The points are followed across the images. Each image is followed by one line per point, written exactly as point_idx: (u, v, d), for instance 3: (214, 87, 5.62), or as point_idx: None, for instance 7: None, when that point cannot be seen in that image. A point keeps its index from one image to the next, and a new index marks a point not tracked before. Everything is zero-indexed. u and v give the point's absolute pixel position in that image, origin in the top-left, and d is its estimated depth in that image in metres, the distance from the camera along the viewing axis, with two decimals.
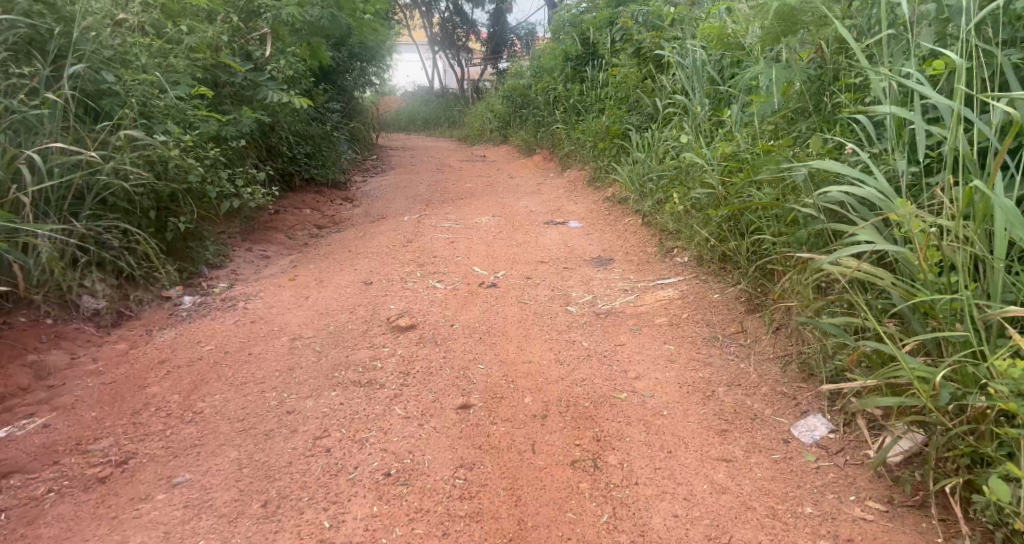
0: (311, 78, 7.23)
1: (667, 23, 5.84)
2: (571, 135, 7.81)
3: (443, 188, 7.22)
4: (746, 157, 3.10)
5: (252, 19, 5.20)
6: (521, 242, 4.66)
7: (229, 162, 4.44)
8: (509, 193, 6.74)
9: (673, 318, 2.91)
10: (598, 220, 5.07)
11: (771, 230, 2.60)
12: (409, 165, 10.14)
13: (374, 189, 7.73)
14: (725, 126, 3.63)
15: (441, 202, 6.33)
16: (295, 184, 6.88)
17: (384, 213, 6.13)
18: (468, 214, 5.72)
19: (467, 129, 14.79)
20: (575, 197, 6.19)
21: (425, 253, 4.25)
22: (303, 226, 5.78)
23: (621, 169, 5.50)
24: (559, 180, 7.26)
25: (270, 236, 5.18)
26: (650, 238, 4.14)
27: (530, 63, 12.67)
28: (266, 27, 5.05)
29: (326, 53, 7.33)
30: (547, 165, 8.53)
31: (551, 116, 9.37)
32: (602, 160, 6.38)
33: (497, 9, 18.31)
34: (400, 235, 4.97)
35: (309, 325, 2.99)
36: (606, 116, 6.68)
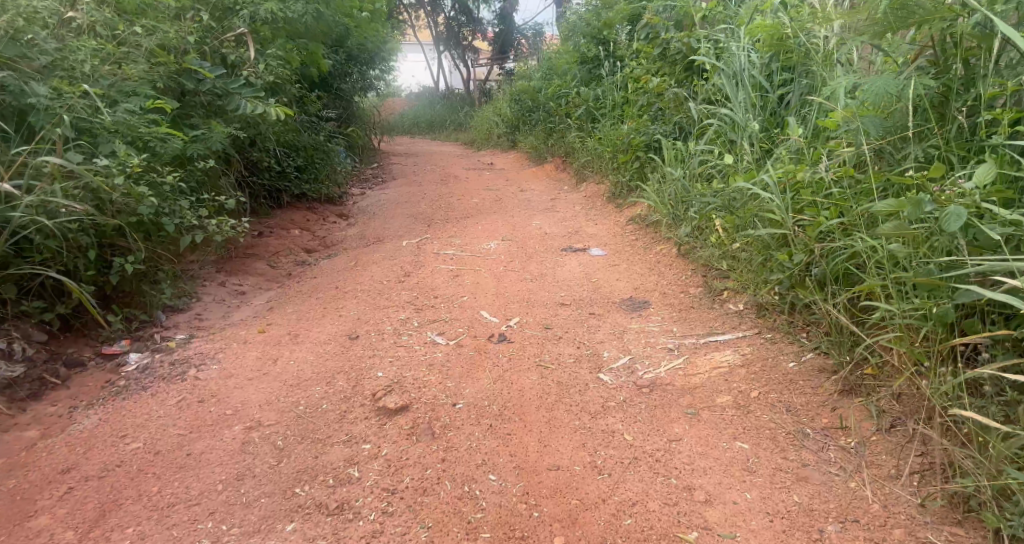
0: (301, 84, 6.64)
1: (697, 20, 5.23)
2: (586, 145, 7.18)
3: (447, 203, 6.60)
4: (830, 189, 2.47)
5: (227, 18, 4.63)
6: (535, 274, 4.03)
7: (196, 185, 3.82)
8: (520, 211, 6.12)
9: (740, 399, 2.26)
10: (622, 247, 4.43)
11: (887, 289, 1.99)
12: (411, 174, 9.52)
13: (372, 203, 7.10)
14: (787, 146, 3.00)
15: (446, 223, 5.71)
16: (284, 201, 6.26)
17: (381, 236, 5.51)
18: (474, 237, 5.10)
19: (473, 133, 14.17)
20: (594, 216, 5.56)
21: (424, 294, 3.63)
22: (289, 252, 5.16)
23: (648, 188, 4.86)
24: (574, 195, 6.63)
25: (249, 266, 4.57)
26: (690, 276, 3.49)
27: (540, 65, 12.04)
28: (243, 27, 4.47)
29: (318, 57, 6.75)
30: (559, 176, 7.90)
31: (563, 123, 8.75)
32: (623, 175, 5.74)
33: (503, 9, 17.75)
34: (398, 266, 4.35)
35: (273, 404, 2.36)
36: (627, 124, 6.04)
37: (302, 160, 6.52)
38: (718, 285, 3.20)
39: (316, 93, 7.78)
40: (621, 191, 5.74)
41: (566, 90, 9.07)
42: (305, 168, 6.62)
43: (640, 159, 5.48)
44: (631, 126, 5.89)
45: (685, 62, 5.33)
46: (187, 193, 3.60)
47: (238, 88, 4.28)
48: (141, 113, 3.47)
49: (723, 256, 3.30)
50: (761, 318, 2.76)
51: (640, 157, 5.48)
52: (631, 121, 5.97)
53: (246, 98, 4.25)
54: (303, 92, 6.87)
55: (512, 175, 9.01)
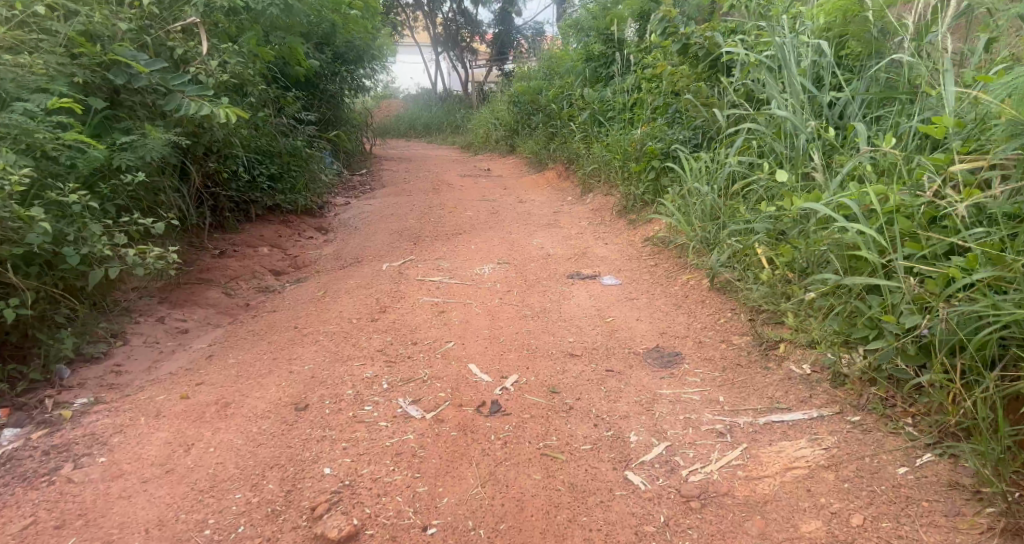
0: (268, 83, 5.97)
1: (723, 11, 4.59)
2: (593, 153, 6.50)
3: (437, 217, 5.93)
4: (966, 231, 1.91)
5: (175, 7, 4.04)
6: (537, 311, 3.36)
7: (124, 204, 3.13)
8: (519, 227, 5.44)
9: (837, 531, 1.65)
10: (638, 276, 3.75)
11: None
12: (402, 182, 8.85)
13: (355, 216, 6.43)
14: (866, 170, 2.41)
15: (435, 241, 5.03)
16: (251, 214, 5.61)
17: (361, 255, 4.84)
18: (466, 259, 4.42)
19: (470, 137, 13.52)
20: (603, 234, 4.89)
21: (400, 339, 2.96)
22: (252, 276, 4.48)
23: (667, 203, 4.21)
24: (580, 208, 5.96)
25: (201, 295, 3.89)
26: (729, 319, 2.82)
27: (540, 65, 11.39)
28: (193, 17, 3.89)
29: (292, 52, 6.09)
30: (562, 185, 7.23)
31: (565, 126, 8.07)
32: (636, 187, 5.07)
33: (502, 9, 17.16)
34: (373, 297, 3.67)
35: (168, 525, 1.74)
36: (641, 130, 5.39)
37: (271, 168, 5.90)
38: (771, 335, 2.53)
39: (294, 95, 7.17)
40: (634, 205, 5.06)
41: (569, 92, 8.40)
42: (275, 177, 5.99)
43: (656, 169, 4.82)
44: (646, 132, 5.23)
45: (707, 58, 4.66)
46: (105, 216, 2.93)
47: (181, 85, 3.60)
48: (47, 116, 2.77)
49: (776, 297, 2.65)
50: (838, 387, 2.12)
51: (656, 166, 4.81)
52: (647, 127, 5.32)
53: (193, 96, 3.57)
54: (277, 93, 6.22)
55: (510, 182, 8.34)
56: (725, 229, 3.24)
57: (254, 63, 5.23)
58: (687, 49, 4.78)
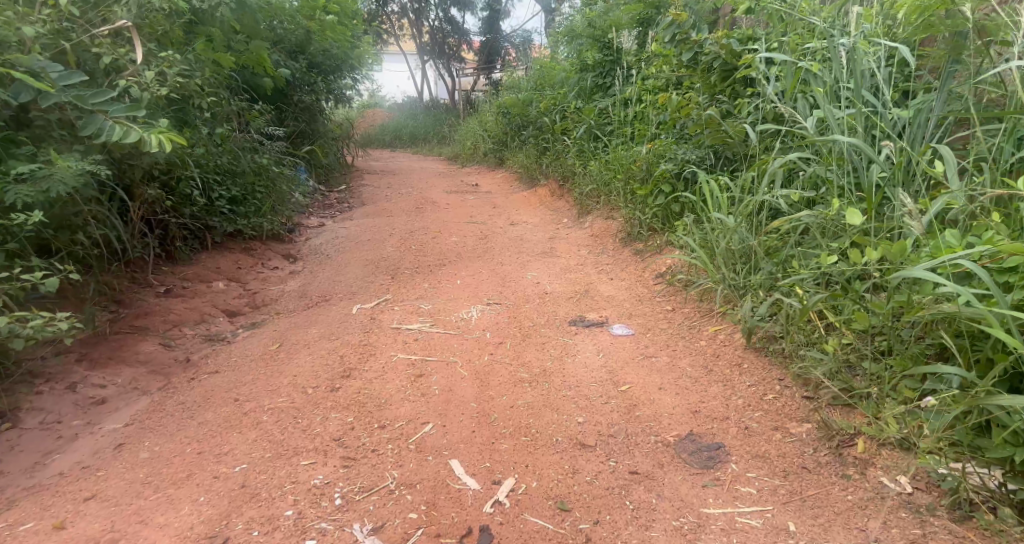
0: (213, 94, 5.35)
1: (741, 14, 4.07)
2: (591, 171, 5.93)
3: (419, 243, 5.33)
4: None
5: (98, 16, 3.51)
6: (536, 374, 2.77)
7: (12, 250, 2.62)
8: (510, 257, 4.87)
9: None
10: (653, 325, 3.17)
11: None
12: (384, 200, 8.25)
13: (329, 242, 5.82)
14: (966, 221, 2.02)
15: (416, 276, 4.44)
16: (208, 243, 5.09)
17: (330, 292, 4.23)
18: (450, 300, 3.84)
19: (457, 147, 12.93)
20: (607, 267, 4.33)
21: (364, 421, 2.34)
22: (201, 321, 3.88)
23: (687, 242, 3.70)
24: (577, 233, 5.38)
25: (131, 350, 3.27)
26: (783, 395, 2.26)
27: (529, 75, 10.81)
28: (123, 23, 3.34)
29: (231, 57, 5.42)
30: (557, 205, 6.67)
31: (559, 140, 7.49)
32: (645, 212, 4.52)
33: (491, 16, 16.61)
34: (337, 354, 3.04)
35: None
36: (647, 149, 4.84)
37: (230, 191, 5.41)
38: (844, 424, 2.06)
39: (257, 109, 6.62)
40: (641, 232, 4.51)
41: (562, 104, 7.83)
42: (236, 201, 5.50)
43: (668, 193, 4.28)
44: (653, 150, 4.69)
45: (721, 67, 4.12)
46: None
47: (103, 105, 3.04)
48: None
49: (838, 369, 2.17)
50: (963, 527, 1.75)
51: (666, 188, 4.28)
52: (655, 144, 4.77)
53: (118, 119, 3.03)
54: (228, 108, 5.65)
55: (499, 200, 7.76)
56: (764, 273, 2.73)
57: (202, 71, 4.65)
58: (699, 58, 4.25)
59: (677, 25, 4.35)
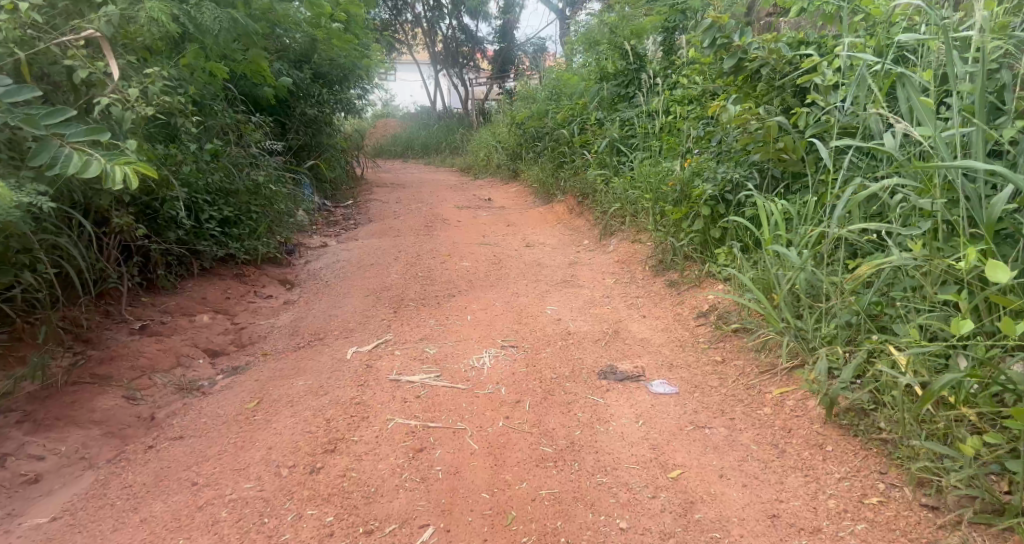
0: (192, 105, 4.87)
1: (796, 12, 3.55)
2: (615, 188, 5.43)
3: (427, 269, 4.85)
4: None
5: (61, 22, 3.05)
6: (562, 448, 2.27)
7: None
8: (527, 286, 4.36)
9: None
10: (702, 383, 2.65)
11: None
12: (392, 217, 7.77)
13: (329, 266, 5.36)
14: None
15: (421, 311, 3.95)
16: (195, 269, 4.66)
17: (325, 330, 3.76)
18: (459, 344, 3.35)
19: (469, 158, 12.49)
20: (636, 300, 3.82)
21: (347, 524, 1.94)
22: (178, 366, 3.39)
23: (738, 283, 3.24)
24: (601, 258, 4.88)
25: (86, 407, 2.76)
26: (892, 502, 1.85)
27: (544, 84, 10.35)
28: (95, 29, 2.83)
29: (218, 66, 4.91)
30: (577, 224, 6.17)
31: (577, 153, 7.00)
32: (680, 238, 4.03)
33: (504, 24, 16.26)
34: (323, 415, 2.56)
35: None
36: (681, 168, 4.34)
37: (221, 211, 4.96)
38: None
39: (254, 122, 6.17)
40: (677, 260, 4.03)
41: (581, 114, 7.34)
42: (228, 222, 5.06)
43: (706, 217, 3.79)
44: (688, 168, 4.21)
45: (769, 74, 3.60)
46: None
47: (62, 130, 2.63)
48: None
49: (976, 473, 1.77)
50: None
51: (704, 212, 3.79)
52: (690, 161, 4.27)
53: (75, 143, 2.65)
54: (214, 121, 5.25)
55: (513, 216, 7.28)
56: (842, 324, 2.33)
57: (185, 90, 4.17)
58: (743, 66, 3.70)
59: (717, 28, 3.80)
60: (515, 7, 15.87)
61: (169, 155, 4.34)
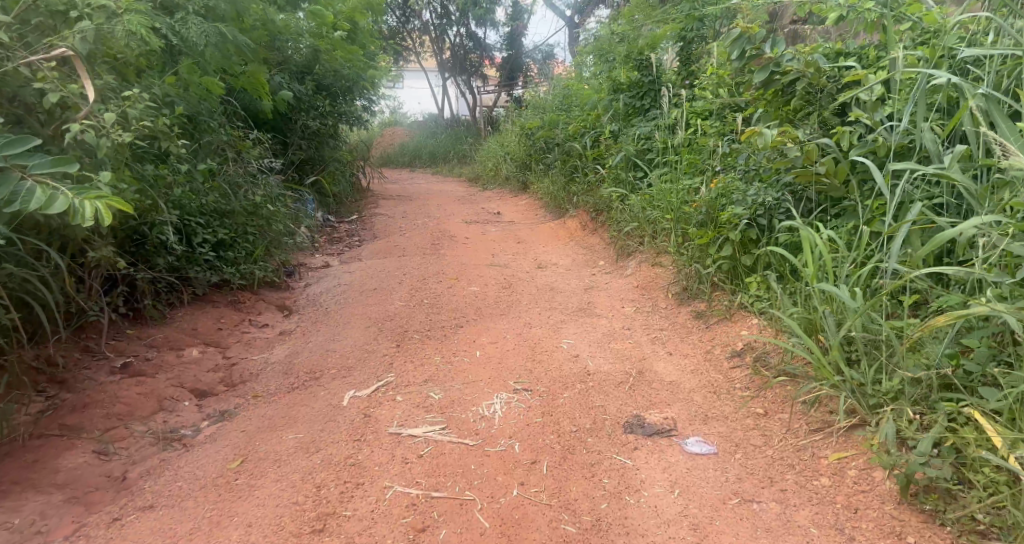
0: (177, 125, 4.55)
1: (834, 19, 3.20)
2: (633, 206, 5.12)
3: (433, 294, 4.55)
4: None
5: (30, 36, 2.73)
6: (586, 528, 2.01)
7: None
8: (540, 315, 4.05)
9: None
10: (744, 442, 2.33)
11: None
12: (398, 233, 7.49)
13: (330, 290, 5.06)
14: None
15: (425, 345, 3.65)
16: (187, 297, 4.38)
17: (321, 368, 3.46)
18: (467, 387, 3.04)
19: (478, 168, 12.20)
20: (660, 333, 3.51)
21: None
22: (160, 411, 3.10)
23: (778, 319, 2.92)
24: (618, 282, 4.57)
25: (49, 468, 2.48)
26: None
27: (554, 93, 10.05)
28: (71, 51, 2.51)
29: (210, 81, 4.61)
30: (591, 242, 5.86)
31: (590, 167, 6.70)
32: (708, 264, 3.74)
33: (513, 32, 15.99)
34: (312, 481, 2.27)
35: None
36: (706, 189, 4.02)
37: (216, 233, 4.68)
38: None
39: (251, 138, 5.90)
40: (704, 288, 3.72)
41: (594, 126, 7.03)
42: (223, 245, 4.77)
43: (738, 243, 3.50)
44: (714, 190, 3.91)
45: (804, 89, 3.27)
46: None
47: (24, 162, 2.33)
48: None
49: None
50: None
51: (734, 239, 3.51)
52: (716, 181, 3.95)
53: (39, 175, 2.35)
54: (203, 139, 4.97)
55: (524, 232, 6.98)
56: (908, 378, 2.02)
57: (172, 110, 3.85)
58: (774, 80, 3.38)
59: (746, 39, 3.47)
60: (523, 15, 15.60)
61: (157, 176, 4.04)
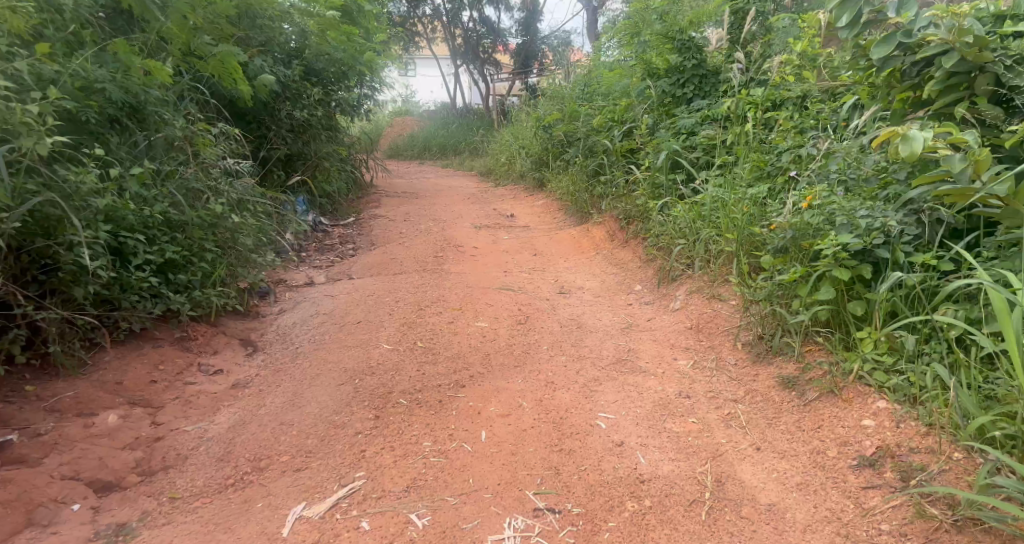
0: (90, 111, 3.54)
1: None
2: (678, 218, 4.14)
3: (429, 333, 3.60)
4: None
5: None
6: None
7: None
8: (566, 368, 3.10)
9: None
10: None
11: None
12: (397, 240, 6.53)
13: (305, 321, 4.15)
14: None
15: (412, 419, 2.69)
16: (119, 336, 3.45)
17: (270, 453, 2.54)
18: (463, 500, 2.13)
19: (490, 162, 11.19)
20: (734, 410, 2.57)
21: None
22: (26, 527, 2.21)
23: (957, 421, 2.02)
24: (664, 318, 3.60)
25: None
26: None
27: (574, 80, 9.02)
28: None
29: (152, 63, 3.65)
30: (623, 258, 4.89)
31: (620, 167, 5.72)
32: (796, 309, 2.80)
33: (528, 16, 14.94)
34: None
35: None
36: (791, 203, 3.06)
37: (163, 252, 3.71)
38: None
39: (217, 131, 4.95)
40: (793, 342, 2.75)
41: (624, 118, 6.05)
42: (174, 266, 3.80)
43: (841, 281, 2.61)
44: (802, 207, 2.98)
45: (949, 70, 2.40)
46: None
47: None
48: None
49: None
50: None
51: (834, 275, 2.61)
52: (808, 195, 3.02)
53: None
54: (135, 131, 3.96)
55: (540, 241, 6.01)
56: None
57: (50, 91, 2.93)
58: (897, 56, 2.57)
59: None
60: None
61: (66, 183, 3.12)
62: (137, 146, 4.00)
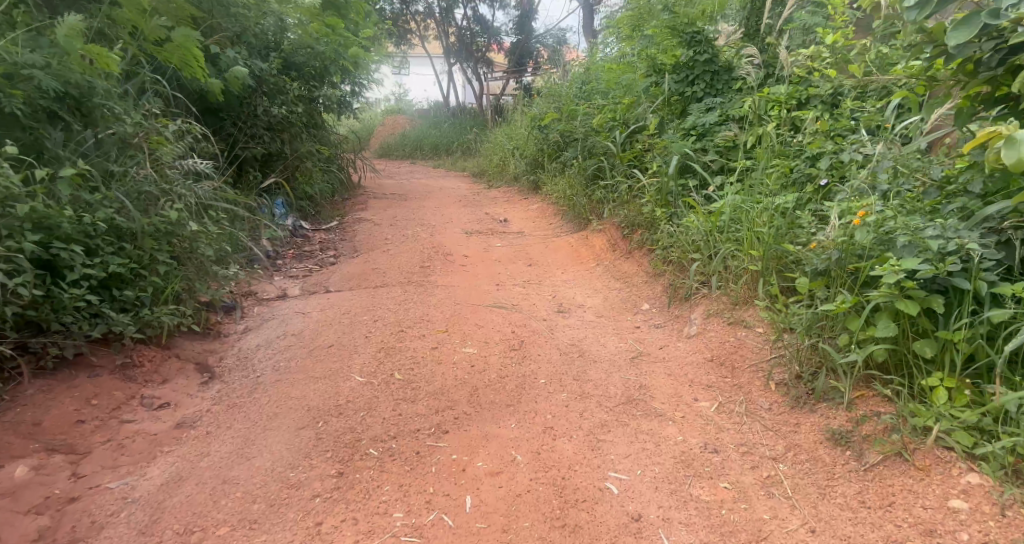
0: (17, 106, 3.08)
1: None
2: (691, 229, 3.67)
3: (409, 362, 3.12)
4: None
5: None
6: None
7: None
8: (567, 409, 2.63)
9: None
10: None
11: None
12: (382, 247, 6.05)
13: (270, 343, 3.66)
14: None
15: (382, 479, 2.22)
16: (49, 367, 2.96)
17: (206, 524, 2.08)
18: None
19: (483, 162, 10.70)
20: (775, 473, 2.11)
21: None
22: None
23: None
24: (679, 346, 3.13)
25: None
26: None
27: (572, 78, 8.55)
28: None
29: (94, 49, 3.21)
30: (628, 271, 4.42)
31: (623, 170, 5.25)
32: (845, 346, 2.34)
33: (523, 14, 14.49)
34: None
35: None
36: (834, 214, 2.55)
37: (105, 267, 3.17)
38: None
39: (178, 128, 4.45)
40: (841, 385, 2.29)
41: (627, 118, 5.58)
42: (119, 280, 3.27)
43: (904, 315, 2.16)
44: (852, 224, 2.49)
45: None
46: None
47: None
48: None
49: None
50: None
51: (895, 307, 2.16)
52: (856, 207, 2.56)
53: None
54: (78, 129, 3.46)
55: (536, 249, 5.54)
56: None
57: None
58: (977, 43, 2.15)
59: None
60: None
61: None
62: (85, 144, 3.48)
